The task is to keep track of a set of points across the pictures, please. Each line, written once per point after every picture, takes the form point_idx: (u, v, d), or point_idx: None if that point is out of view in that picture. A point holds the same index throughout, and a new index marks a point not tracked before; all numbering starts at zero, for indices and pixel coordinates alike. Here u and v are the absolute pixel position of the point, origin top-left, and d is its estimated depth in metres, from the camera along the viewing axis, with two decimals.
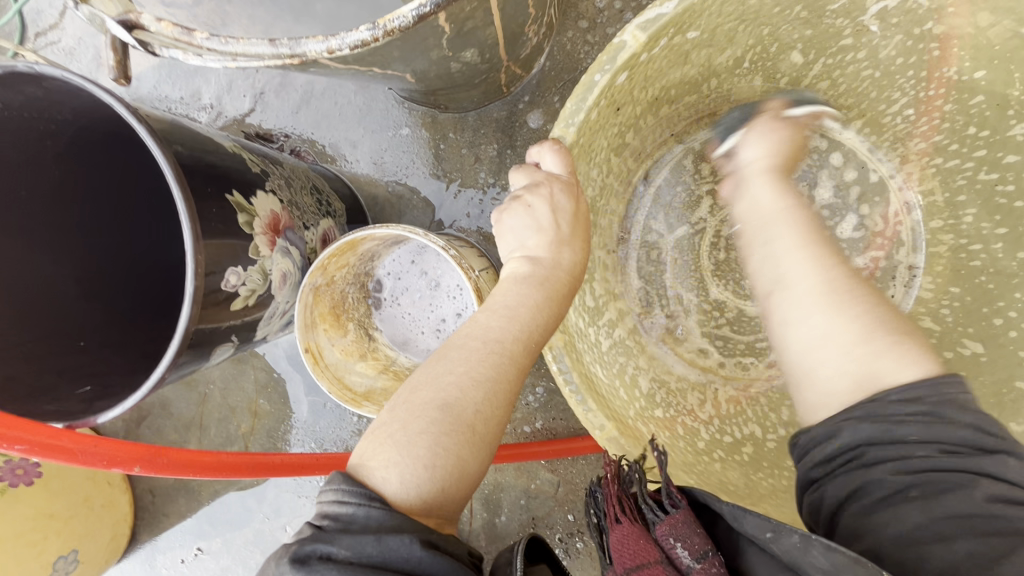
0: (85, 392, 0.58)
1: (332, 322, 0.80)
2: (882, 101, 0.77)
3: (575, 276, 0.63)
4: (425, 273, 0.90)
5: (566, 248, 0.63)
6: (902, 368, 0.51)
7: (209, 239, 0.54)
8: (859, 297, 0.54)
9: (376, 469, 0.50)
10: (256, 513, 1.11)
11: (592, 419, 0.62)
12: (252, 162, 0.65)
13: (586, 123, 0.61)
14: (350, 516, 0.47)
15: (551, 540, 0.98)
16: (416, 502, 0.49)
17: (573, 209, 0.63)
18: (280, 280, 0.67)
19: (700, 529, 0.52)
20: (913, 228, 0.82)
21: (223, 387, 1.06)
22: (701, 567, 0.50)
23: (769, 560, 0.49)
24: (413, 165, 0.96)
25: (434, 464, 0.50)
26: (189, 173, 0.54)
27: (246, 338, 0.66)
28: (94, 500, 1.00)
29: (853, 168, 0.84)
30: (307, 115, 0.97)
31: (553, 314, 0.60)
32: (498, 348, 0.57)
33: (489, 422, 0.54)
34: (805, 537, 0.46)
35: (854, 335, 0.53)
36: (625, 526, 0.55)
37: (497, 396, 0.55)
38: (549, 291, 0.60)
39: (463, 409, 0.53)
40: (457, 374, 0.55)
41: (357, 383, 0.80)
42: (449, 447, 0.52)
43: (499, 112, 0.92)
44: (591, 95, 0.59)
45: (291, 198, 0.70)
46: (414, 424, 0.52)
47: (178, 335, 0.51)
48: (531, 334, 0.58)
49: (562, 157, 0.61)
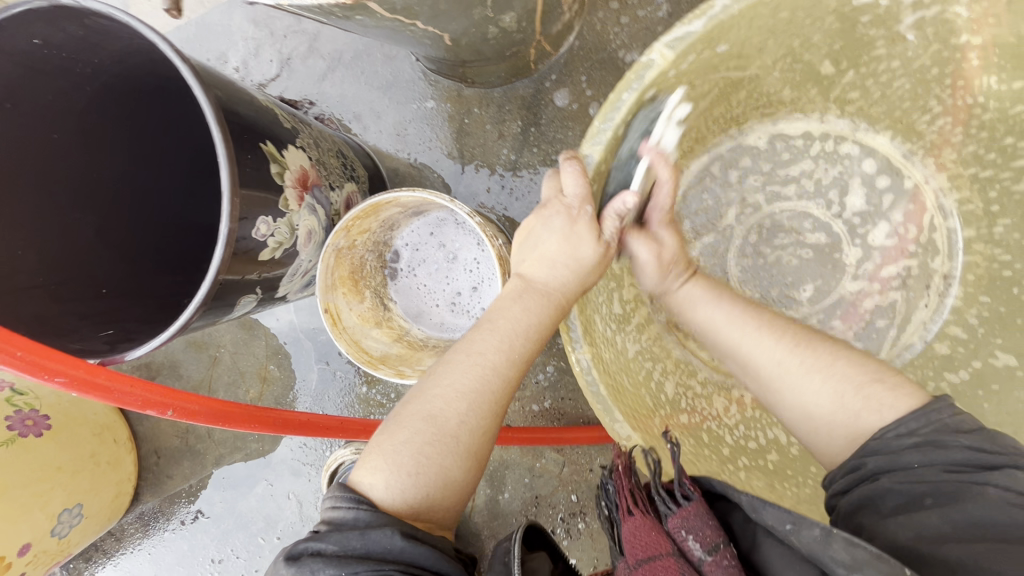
0: (108, 335, 0.60)
1: (350, 287, 0.81)
2: (916, 110, 0.78)
3: (567, 293, 0.63)
4: (443, 245, 0.91)
5: (560, 270, 0.63)
6: (884, 415, 0.53)
7: (243, 187, 0.54)
8: (796, 342, 0.60)
9: (365, 476, 0.55)
10: (259, 479, 1.11)
11: (620, 431, 0.64)
12: (283, 118, 0.66)
13: (614, 141, 0.63)
14: (342, 518, 0.53)
15: (553, 519, 0.99)
16: (403, 507, 0.54)
17: (566, 229, 0.62)
18: (305, 236, 0.67)
19: (712, 521, 0.53)
20: (948, 236, 0.82)
21: (234, 351, 1.07)
22: (713, 559, 0.51)
23: (784, 553, 0.50)
24: (435, 139, 0.96)
25: (418, 472, 0.55)
26: (229, 118, 0.54)
27: (269, 293, 0.67)
28: (100, 456, 1.01)
29: (887, 176, 0.83)
30: (332, 83, 0.97)
31: (536, 324, 0.62)
32: (480, 359, 0.59)
33: (472, 433, 0.57)
34: (826, 531, 0.46)
35: (830, 401, 0.56)
36: (638, 519, 0.56)
37: (480, 408, 0.58)
38: (527, 301, 0.62)
39: (447, 421, 0.57)
40: (442, 387, 0.59)
41: (373, 347, 0.80)
42: (432, 456, 0.56)
43: (525, 89, 0.92)
44: (617, 114, 0.61)
45: (319, 157, 0.70)
46: (401, 434, 0.57)
47: (208, 281, 0.52)
48: (513, 347, 0.60)
49: (570, 174, 0.62)
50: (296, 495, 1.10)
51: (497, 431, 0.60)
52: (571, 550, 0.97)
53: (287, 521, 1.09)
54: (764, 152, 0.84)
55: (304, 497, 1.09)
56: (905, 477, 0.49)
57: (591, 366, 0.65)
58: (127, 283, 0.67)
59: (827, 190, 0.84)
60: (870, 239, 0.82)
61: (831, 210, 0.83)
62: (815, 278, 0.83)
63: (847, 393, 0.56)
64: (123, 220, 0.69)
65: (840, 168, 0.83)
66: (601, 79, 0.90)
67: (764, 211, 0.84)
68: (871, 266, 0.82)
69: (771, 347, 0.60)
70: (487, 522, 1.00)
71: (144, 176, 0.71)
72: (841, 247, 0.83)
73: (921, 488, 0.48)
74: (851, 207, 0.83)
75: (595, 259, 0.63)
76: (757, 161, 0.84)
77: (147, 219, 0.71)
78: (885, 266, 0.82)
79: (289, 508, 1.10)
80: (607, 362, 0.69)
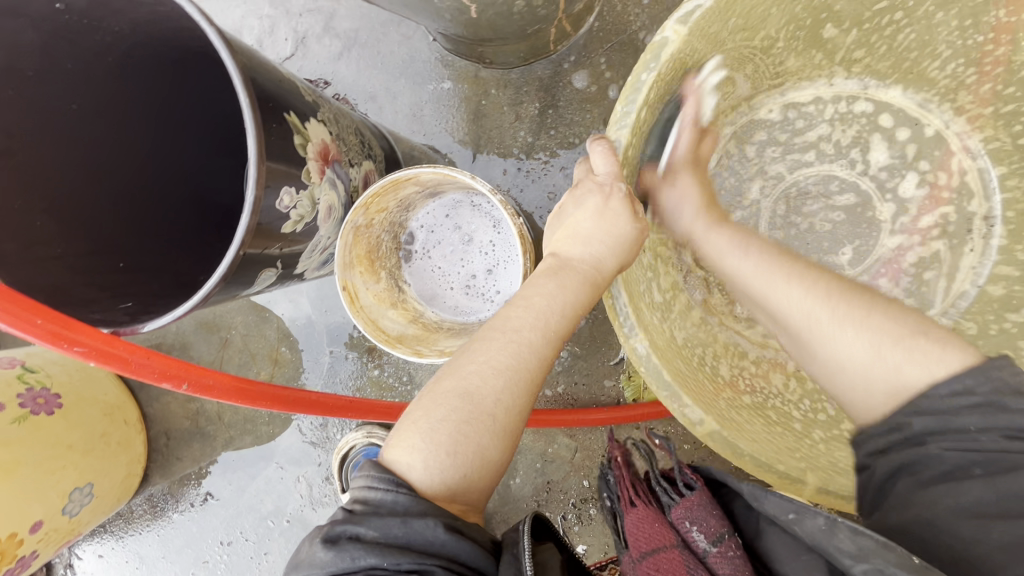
0: (127, 306, 0.58)
1: (367, 266, 0.80)
2: (925, 58, 0.77)
3: (601, 272, 0.63)
4: (459, 227, 0.90)
5: (596, 246, 0.63)
6: (930, 370, 0.52)
7: (268, 159, 0.53)
8: (831, 294, 0.58)
9: (402, 456, 0.55)
10: (269, 462, 1.11)
11: (692, 416, 0.62)
12: (304, 91, 0.65)
13: (638, 123, 0.63)
14: (380, 500, 0.52)
15: (564, 505, 0.99)
16: (439, 488, 0.54)
17: (599, 206, 0.63)
18: (325, 212, 0.66)
19: (716, 512, 0.58)
20: (981, 176, 0.81)
21: (245, 333, 1.06)
22: (719, 549, 0.55)
23: (788, 539, 0.53)
24: (451, 121, 0.95)
25: (456, 451, 0.55)
26: (253, 85, 0.53)
27: (289, 268, 0.66)
28: (111, 436, 1.00)
29: (905, 128, 0.82)
30: (348, 63, 0.97)
31: (573, 301, 0.61)
32: (517, 337, 0.59)
33: (508, 413, 0.57)
34: (830, 520, 0.48)
35: (869, 348, 0.55)
36: (641, 510, 0.62)
37: (517, 385, 0.58)
38: (563, 280, 0.62)
39: (484, 399, 0.56)
40: (477, 364, 0.58)
41: (390, 327, 0.80)
42: (470, 435, 0.55)
43: (543, 71, 0.91)
44: (639, 95, 0.61)
45: (339, 133, 0.70)
46: (437, 412, 0.56)
47: (232, 253, 0.51)
48: (548, 323, 0.60)
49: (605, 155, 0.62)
50: (306, 478, 1.10)
51: (531, 409, 0.60)
52: (581, 535, 0.97)
53: (295, 504, 1.09)
54: (778, 123, 0.85)
55: (314, 480, 1.09)
56: (962, 446, 0.49)
57: (648, 354, 0.63)
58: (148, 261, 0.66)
59: (849, 151, 0.84)
60: (901, 191, 0.82)
61: (856, 168, 0.83)
62: (852, 239, 0.83)
63: (887, 343, 0.54)
64: (144, 196, 0.69)
65: (858, 126, 0.83)
66: (620, 61, 0.90)
67: (788, 180, 0.85)
68: (906, 220, 0.82)
69: (800, 294, 0.60)
70: (498, 507, 1.00)
71: (168, 154, 0.71)
72: (874, 205, 0.83)
73: (972, 456, 0.49)
74: (875, 163, 0.83)
75: (633, 237, 0.63)
76: (772, 133, 0.85)
77: (169, 196, 0.71)
78: (921, 216, 0.82)
79: (299, 490, 1.10)
80: (661, 346, 0.67)
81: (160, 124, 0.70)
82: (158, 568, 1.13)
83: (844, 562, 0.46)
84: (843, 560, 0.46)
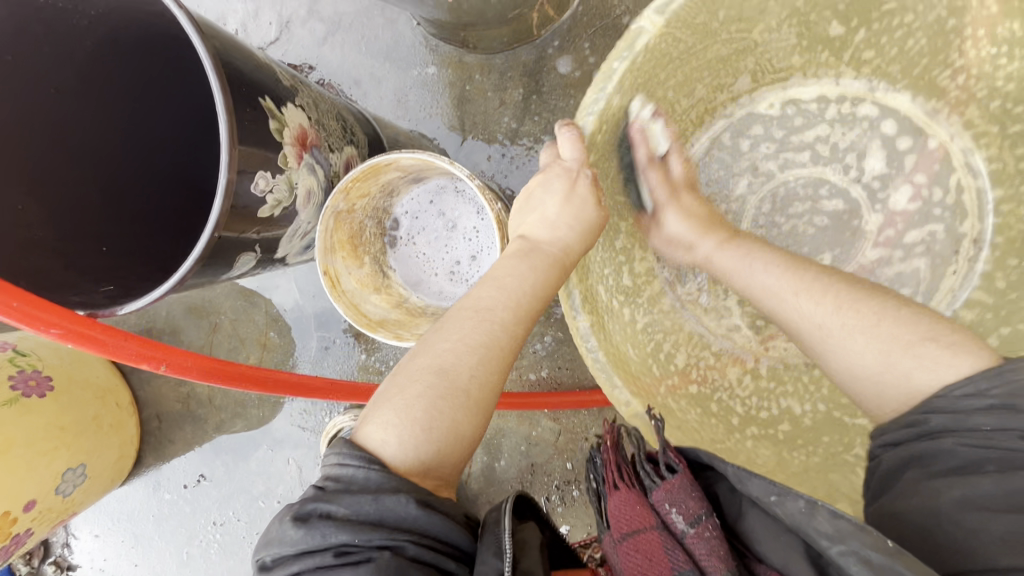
0: (108, 289, 0.59)
1: (350, 251, 0.81)
2: (937, 67, 0.76)
3: (570, 253, 0.65)
4: (443, 214, 0.91)
5: (560, 230, 0.65)
6: (938, 374, 0.55)
7: (243, 144, 0.53)
8: (840, 303, 0.61)
9: (376, 432, 0.55)
10: (260, 445, 1.13)
11: (620, 397, 0.65)
12: (281, 76, 0.65)
13: (607, 109, 0.64)
14: (351, 476, 0.53)
15: (548, 487, 1.00)
16: (414, 464, 0.54)
17: (566, 192, 0.65)
18: (304, 197, 0.67)
19: (695, 494, 0.57)
20: (978, 197, 0.81)
21: (234, 318, 1.07)
22: (695, 530, 0.55)
23: (769, 521, 0.54)
24: (436, 107, 0.95)
25: (431, 426, 0.56)
26: (225, 69, 0.53)
27: (267, 252, 0.67)
28: (103, 418, 1.02)
29: (907, 137, 0.83)
30: (333, 48, 0.96)
31: (541, 283, 0.63)
32: (489, 316, 0.61)
33: (482, 389, 0.59)
34: (810, 503, 0.50)
35: (874, 362, 0.58)
36: (623, 493, 0.61)
37: (489, 362, 0.59)
38: (533, 262, 0.64)
39: (458, 375, 0.58)
40: (452, 342, 0.60)
41: (372, 312, 0.81)
42: (444, 411, 0.57)
43: (527, 56, 0.91)
44: (610, 84, 0.62)
45: (318, 118, 0.70)
46: (411, 389, 0.58)
47: (206, 236, 0.52)
48: (520, 302, 0.62)
49: (572, 142, 0.64)
50: (297, 460, 1.12)
51: (504, 387, 0.61)
52: (564, 516, 0.99)
53: (286, 485, 1.11)
54: (776, 119, 0.85)
55: (304, 462, 1.11)
56: (976, 441, 0.50)
57: (591, 332, 0.65)
58: (132, 244, 0.67)
59: (844, 154, 0.84)
60: (891, 202, 0.83)
61: (849, 174, 0.84)
62: (834, 247, 0.84)
63: (893, 353, 0.57)
64: (126, 178, 0.70)
65: (859, 129, 0.83)
66: (604, 46, 0.89)
67: (778, 178, 0.85)
68: (891, 232, 0.83)
69: (811, 306, 0.62)
70: (485, 489, 1.02)
71: (149, 133, 0.72)
72: (860, 214, 0.83)
73: (984, 453, 0.50)
74: (870, 170, 0.83)
75: (596, 221, 0.66)
76: (768, 127, 0.85)
77: (147, 176, 0.71)
78: (907, 232, 0.83)
79: (289, 472, 1.12)
80: (612, 334, 0.70)
81: (139, 100, 0.70)
82: (153, 547, 1.15)
83: (821, 542, 0.47)
84: (819, 541, 0.47)
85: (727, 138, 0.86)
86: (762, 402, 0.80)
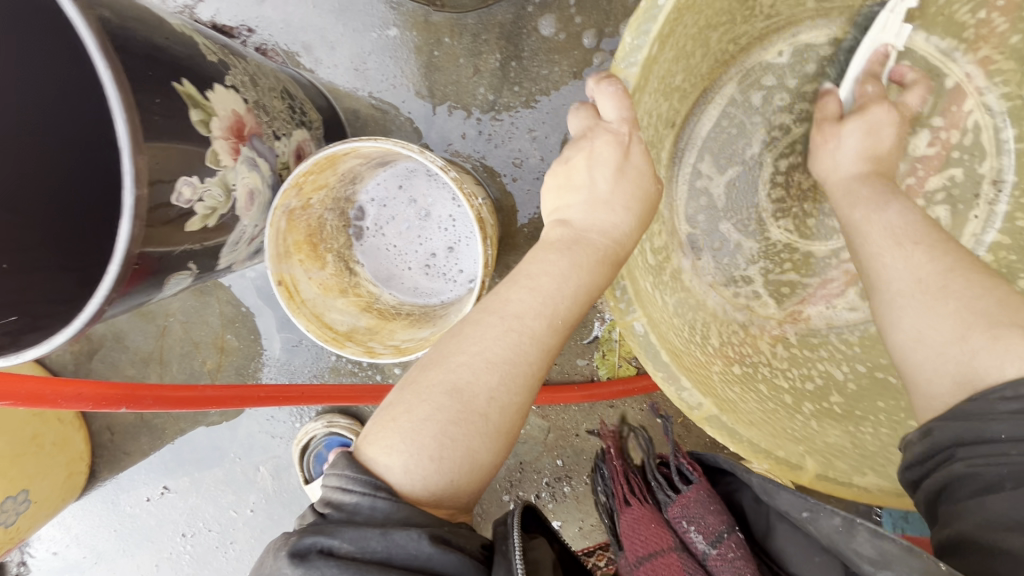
0: (9, 323, 0.48)
1: (308, 253, 0.71)
2: (961, 3, 0.67)
3: (621, 245, 0.56)
4: (414, 201, 0.81)
5: (603, 209, 0.56)
6: (1005, 367, 0.42)
7: (153, 142, 0.42)
8: (952, 265, 0.49)
9: (379, 455, 0.47)
10: (227, 452, 1.05)
11: (687, 399, 0.56)
12: (207, 48, 0.53)
13: (648, 60, 0.54)
14: (354, 506, 0.45)
15: (538, 484, 0.96)
16: (422, 494, 0.47)
17: (619, 163, 0.55)
18: (246, 198, 0.56)
19: (715, 506, 0.50)
20: (995, 135, 0.74)
21: (185, 320, 0.96)
22: (718, 551, 0.48)
23: (803, 542, 0.49)
24: (400, 76, 0.83)
25: (442, 455, 0.47)
26: (119, 47, 0.41)
27: (206, 266, 0.56)
28: (44, 437, 0.91)
29: (926, 82, 0.74)
30: (273, 6, 0.82)
31: (586, 285, 0.54)
32: (518, 325, 0.51)
33: (503, 412, 0.50)
34: (847, 520, 0.44)
35: (952, 329, 0.46)
36: (637, 510, 0.54)
37: (515, 382, 0.50)
38: (578, 256, 0.54)
39: (475, 397, 0.49)
40: (470, 355, 0.50)
41: (338, 321, 0.72)
42: (458, 438, 0.48)
43: (503, 15, 0.79)
44: (653, 26, 0.52)
45: (258, 99, 0.58)
46: (421, 409, 0.49)
47: (119, 257, 0.42)
48: (556, 308, 0.52)
49: (619, 100, 0.53)
50: (267, 466, 1.04)
51: (530, 407, 0.52)
52: (556, 513, 0.95)
53: (258, 492, 1.04)
54: (788, 67, 0.75)
55: (276, 469, 1.04)
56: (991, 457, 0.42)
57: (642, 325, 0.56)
58: (51, 261, 0.54)
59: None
60: (912, 148, 0.74)
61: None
62: None
63: (973, 326, 0.45)
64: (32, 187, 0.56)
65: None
66: (591, 3, 0.78)
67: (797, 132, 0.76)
68: (914, 180, 0.75)
69: (907, 265, 0.51)
70: None
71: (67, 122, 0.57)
72: None
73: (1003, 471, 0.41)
74: None
75: (651, 196, 0.57)
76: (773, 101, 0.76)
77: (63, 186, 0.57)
78: (929, 179, 0.75)
79: (260, 480, 1.04)
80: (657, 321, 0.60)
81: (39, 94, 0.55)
82: (118, 563, 1.08)
83: (862, 566, 0.43)
84: (861, 565, 0.43)
85: (738, 96, 0.77)
86: (803, 372, 0.73)
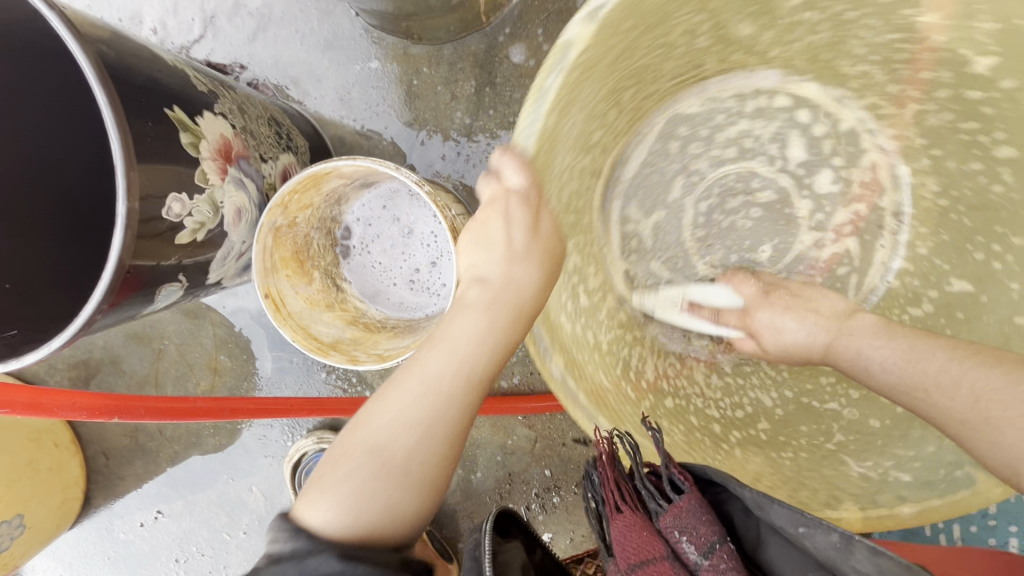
0: (11, 335, 0.51)
1: (296, 268, 0.75)
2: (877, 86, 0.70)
3: (530, 300, 0.63)
4: (398, 219, 0.85)
5: (518, 265, 0.62)
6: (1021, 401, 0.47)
7: (143, 162, 0.46)
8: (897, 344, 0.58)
9: (307, 511, 0.55)
10: (220, 474, 1.06)
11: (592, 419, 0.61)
12: (197, 79, 0.58)
13: (546, 132, 0.53)
14: (286, 548, 0.53)
15: (527, 495, 0.97)
16: (348, 538, 0.53)
17: (529, 222, 0.61)
18: (233, 216, 0.60)
19: (707, 517, 0.51)
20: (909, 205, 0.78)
21: (179, 343, 0.99)
22: (710, 562, 0.49)
23: (793, 553, 0.51)
24: (383, 103, 0.88)
25: (364, 506, 0.55)
26: (115, 77, 0.46)
27: (196, 281, 0.60)
28: (39, 463, 0.93)
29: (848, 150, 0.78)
30: (263, 44, 0.89)
31: (500, 342, 0.61)
32: (435, 387, 0.59)
33: (422, 466, 0.57)
34: (845, 537, 0.46)
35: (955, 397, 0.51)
36: (628, 517, 0.54)
37: (432, 439, 0.58)
38: (486, 320, 0.61)
39: (395, 454, 0.57)
40: (389, 419, 0.58)
41: (324, 333, 0.75)
42: (378, 491, 0.55)
43: (477, 45, 0.86)
44: (544, 103, 0.50)
45: (246, 125, 0.63)
46: (345, 469, 0.57)
47: (111, 266, 0.45)
48: (472, 370, 0.60)
49: (518, 168, 0.55)
50: (260, 487, 1.05)
51: (451, 459, 0.59)
52: (546, 524, 0.96)
53: (251, 514, 1.05)
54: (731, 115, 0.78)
55: (269, 490, 1.05)
56: None
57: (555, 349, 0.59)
58: (52, 275, 0.58)
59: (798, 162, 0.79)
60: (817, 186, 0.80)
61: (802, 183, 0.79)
62: (772, 237, 0.81)
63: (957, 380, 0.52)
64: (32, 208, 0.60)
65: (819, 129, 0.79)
66: (557, 31, 0.84)
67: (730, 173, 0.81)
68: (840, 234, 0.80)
69: (874, 356, 0.59)
70: (462, 503, 0.98)
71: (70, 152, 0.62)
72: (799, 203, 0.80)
73: None
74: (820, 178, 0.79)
75: (556, 257, 0.64)
76: None
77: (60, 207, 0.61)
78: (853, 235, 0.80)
79: (252, 501, 1.05)
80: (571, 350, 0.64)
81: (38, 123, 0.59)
82: None
83: None
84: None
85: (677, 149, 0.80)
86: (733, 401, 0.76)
